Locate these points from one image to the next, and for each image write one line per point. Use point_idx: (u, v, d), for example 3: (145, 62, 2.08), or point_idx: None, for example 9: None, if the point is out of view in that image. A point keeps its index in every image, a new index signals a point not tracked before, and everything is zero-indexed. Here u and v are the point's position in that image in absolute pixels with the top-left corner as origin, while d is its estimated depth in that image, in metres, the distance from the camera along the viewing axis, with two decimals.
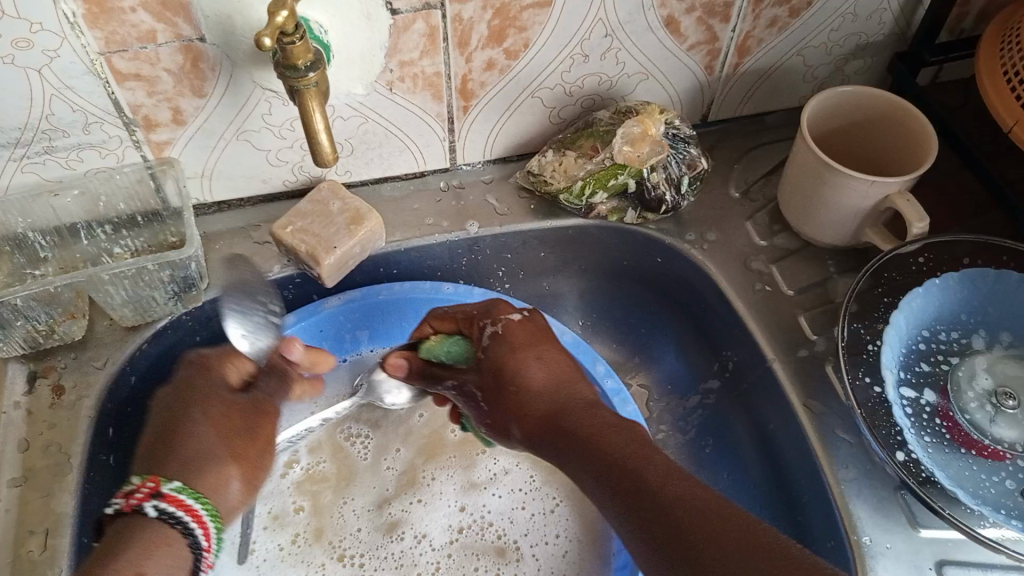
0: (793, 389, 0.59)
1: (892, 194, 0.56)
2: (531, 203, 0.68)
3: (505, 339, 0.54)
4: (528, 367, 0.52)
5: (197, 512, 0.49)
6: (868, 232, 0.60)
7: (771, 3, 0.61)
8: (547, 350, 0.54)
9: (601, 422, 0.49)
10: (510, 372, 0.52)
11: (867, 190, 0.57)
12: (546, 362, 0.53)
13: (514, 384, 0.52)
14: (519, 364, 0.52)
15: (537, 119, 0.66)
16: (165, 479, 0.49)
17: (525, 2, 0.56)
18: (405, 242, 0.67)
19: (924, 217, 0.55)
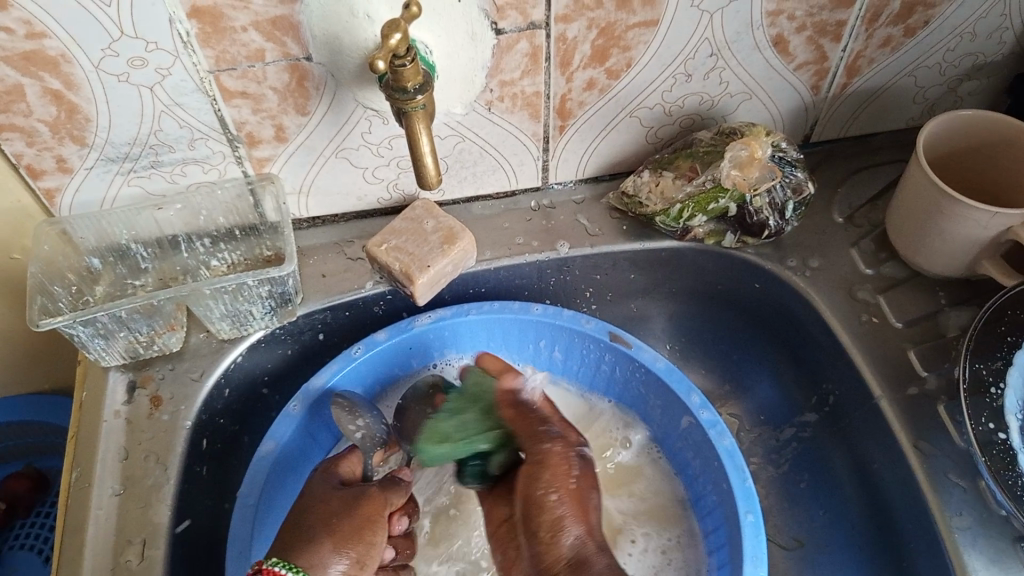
0: (902, 428, 0.56)
1: (1015, 226, 0.53)
2: (623, 223, 0.67)
3: (536, 479, 0.53)
4: (564, 519, 0.50)
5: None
6: (986, 264, 0.57)
7: (887, 22, 0.59)
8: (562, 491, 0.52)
9: None
10: (545, 521, 0.51)
11: (988, 221, 0.54)
12: (568, 507, 0.51)
13: (532, 512, 0.52)
14: (559, 510, 0.51)
15: (634, 138, 0.65)
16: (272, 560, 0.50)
17: (632, 21, 0.55)
18: (496, 262, 0.66)
19: None
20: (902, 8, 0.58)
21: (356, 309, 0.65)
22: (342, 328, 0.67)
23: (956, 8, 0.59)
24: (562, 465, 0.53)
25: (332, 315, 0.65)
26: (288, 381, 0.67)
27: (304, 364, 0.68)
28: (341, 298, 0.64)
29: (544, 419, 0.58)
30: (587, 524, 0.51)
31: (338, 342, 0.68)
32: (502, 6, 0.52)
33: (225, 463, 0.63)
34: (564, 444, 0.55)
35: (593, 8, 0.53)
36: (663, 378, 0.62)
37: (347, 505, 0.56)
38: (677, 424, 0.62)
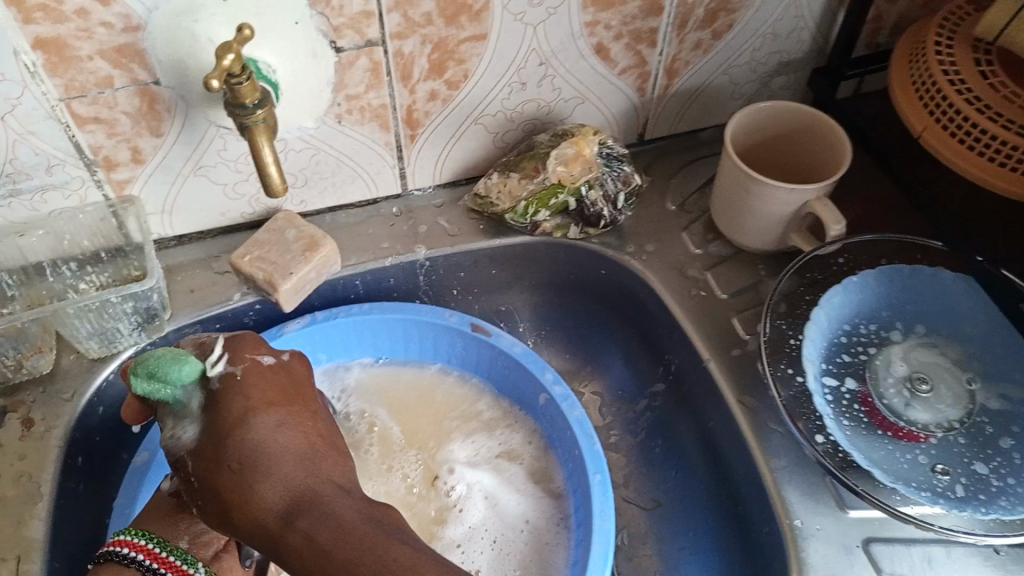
0: (728, 386, 0.63)
1: (811, 200, 0.61)
2: (480, 223, 0.72)
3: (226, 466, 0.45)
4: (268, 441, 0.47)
5: (153, 550, 0.51)
6: (793, 237, 0.64)
7: (695, 28, 0.66)
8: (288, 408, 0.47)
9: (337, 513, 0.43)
10: (237, 477, 0.45)
11: (788, 198, 0.61)
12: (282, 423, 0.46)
13: (234, 467, 0.45)
14: (271, 452, 0.45)
15: (482, 144, 0.70)
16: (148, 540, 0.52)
17: (462, 36, 0.60)
18: (361, 266, 0.70)
19: (840, 221, 0.59)
20: (706, 15, 0.65)
21: (227, 321, 0.68)
22: None
23: (753, 12, 0.67)
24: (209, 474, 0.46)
25: (204, 329, 0.68)
26: None
27: None
28: (211, 311, 0.67)
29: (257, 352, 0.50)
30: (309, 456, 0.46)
31: None
32: (338, 26, 0.56)
33: (104, 479, 0.64)
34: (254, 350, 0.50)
35: (424, 25, 0.59)
36: (521, 360, 0.67)
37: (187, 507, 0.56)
38: (540, 403, 0.67)
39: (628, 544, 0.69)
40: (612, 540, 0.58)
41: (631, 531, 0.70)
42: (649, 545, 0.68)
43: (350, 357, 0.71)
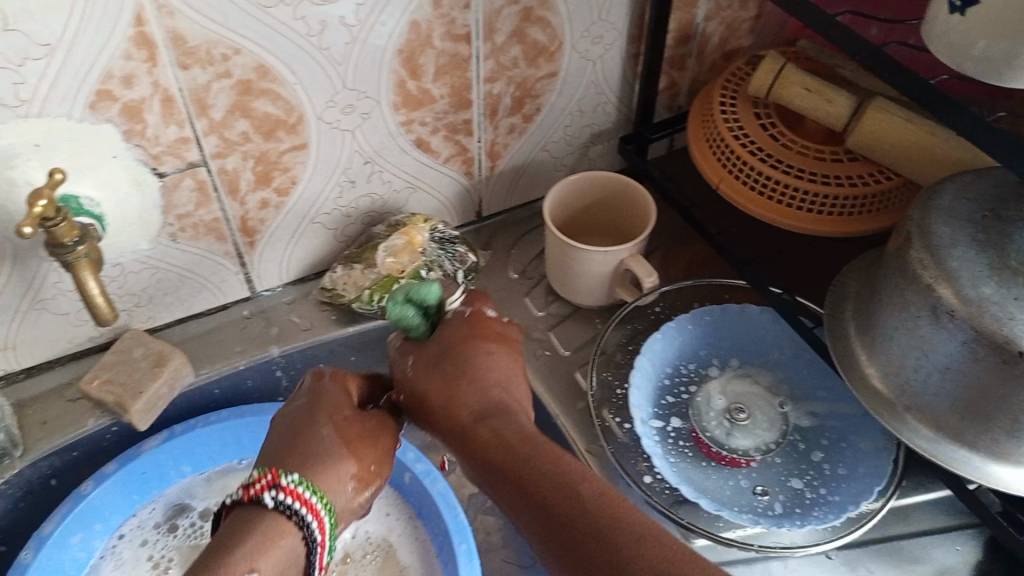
0: (576, 439, 0.67)
1: (626, 258, 0.67)
2: (332, 313, 0.75)
3: (432, 372, 0.55)
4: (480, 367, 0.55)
5: (318, 506, 0.51)
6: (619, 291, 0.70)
7: (505, 114, 0.74)
8: (494, 350, 0.57)
9: (513, 433, 0.52)
10: (468, 384, 0.55)
11: (606, 259, 0.67)
12: (442, 377, 0.55)
13: (447, 367, 0.55)
14: (481, 376, 0.55)
15: (324, 241, 0.74)
16: (284, 471, 0.51)
17: (282, 147, 0.65)
18: (217, 372, 0.72)
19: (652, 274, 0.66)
20: (512, 101, 0.73)
21: (84, 447, 0.69)
22: (74, 469, 0.69)
23: (557, 95, 0.75)
24: (414, 395, 0.56)
25: (59, 459, 0.68)
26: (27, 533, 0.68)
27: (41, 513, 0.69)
28: (65, 441, 0.67)
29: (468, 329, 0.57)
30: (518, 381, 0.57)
31: (72, 483, 0.70)
32: (158, 154, 0.60)
33: None
34: (481, 301, 0.61)
35: (243, 143, 0.63)
36: None
37: (347, 426, 0.55)
38: (403, 481, 0.69)
39: None
40: None
41: None
42: None
43: (210, 465, 0.72)
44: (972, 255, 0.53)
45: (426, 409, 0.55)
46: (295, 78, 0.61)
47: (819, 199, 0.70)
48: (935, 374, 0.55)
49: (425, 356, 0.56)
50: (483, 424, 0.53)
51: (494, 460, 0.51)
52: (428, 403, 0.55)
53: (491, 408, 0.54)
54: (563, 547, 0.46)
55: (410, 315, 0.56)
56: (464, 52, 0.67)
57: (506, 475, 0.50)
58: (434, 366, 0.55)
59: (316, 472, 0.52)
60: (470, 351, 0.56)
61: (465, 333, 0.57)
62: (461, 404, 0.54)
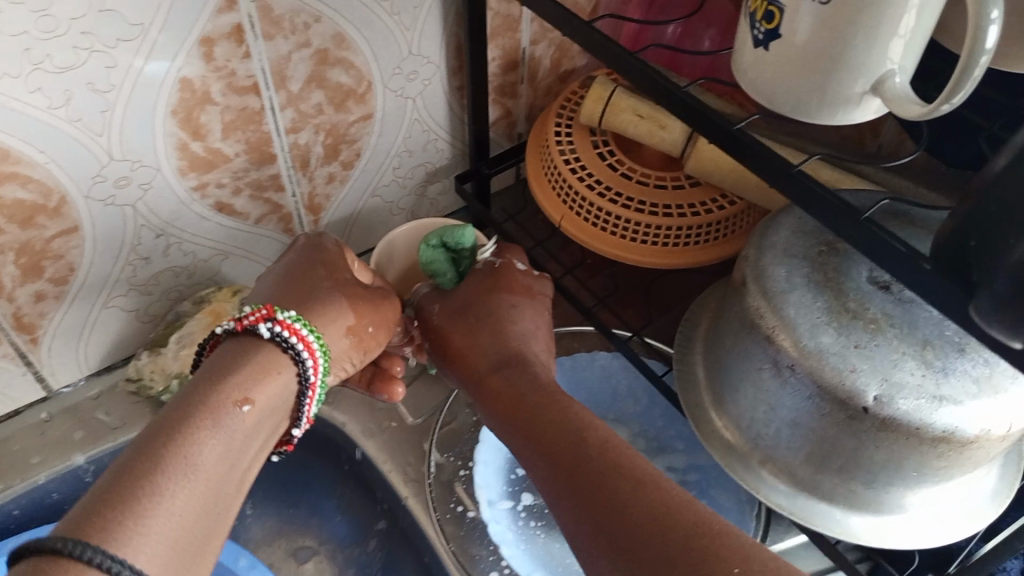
0: (428, 520, 0.61)
1: None
2: (146, 404, 0.67)
3: (448, 322, 0.57)
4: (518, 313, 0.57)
5: (311, 343, 0.51)
6: None
7: (319, 164, 0.66)
8: (521, 303, 0.58)
9: (531, 379, 0.52)
10: (466, 325, 0.56)
11: None
12: (527, 317, 0.57)
13: (471, 319, 0.56)
14: (502, 318, 0.56)
15: (124, 323, 0.65)
16: (279, 310, 0.52)
17: (47, 234, 0.56)
18: (10, 491, 0.62)
19: None
20: (326, 149, 0.65)
21: None
22: None
23: (377, 138, 0.68)
24: (435, 328, 0.58)
25: None
26: None
27: None
28: None
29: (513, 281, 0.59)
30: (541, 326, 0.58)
31: None
32: None
33: None
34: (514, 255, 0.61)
35: None
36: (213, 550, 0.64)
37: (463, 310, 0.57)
38: None
39: None
40: None
41: None
42: None
43: None
44: (810, 299, 0.49)
45: (451, 352, 0.57)
46: (44, 157, 0.52)
47: (658, 229, 0.65)
48: (785, 428, 0.51)
49: (449, 300, 0.59)
50: (508, 369, 0.53)
51: (507, 405, 0.51)
52: (455, 347, 0.56)
53: (513, 355, 0.54)
54: (547, 458, 0.46)
55: (442, 264, 0.59)
56: (254, 104, 0.59)
57: (506, 412, 0.51)
58: (450, 318, 0.57)
59: (326, 315, 0.54)
60: (492, 300, 0.57)
61: (505, 288, 0.58)
62: (478, 340, 0.55)
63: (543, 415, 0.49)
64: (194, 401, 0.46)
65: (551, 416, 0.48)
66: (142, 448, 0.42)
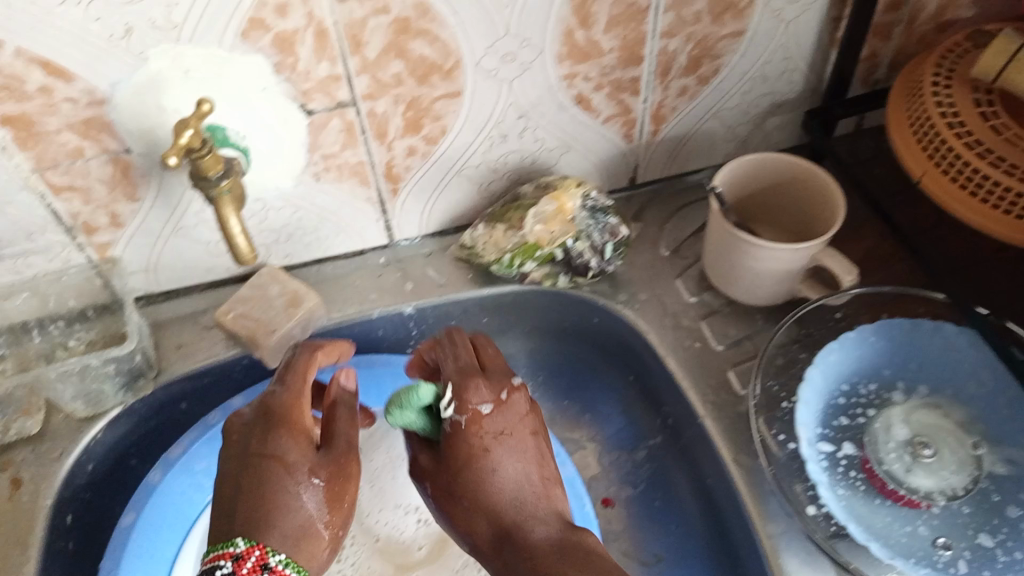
0: (723, 444, 0.63)
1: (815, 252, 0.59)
2: (469, 273, 0.72)
3: (460, 468, 0.54)
4: (505, 461, 0.54)
5: None
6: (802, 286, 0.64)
7: (679, 75, 0.64)
8: (520, 438, 0.55)
9: (545, 539, 0.51)
10: (492, 484, 0.53)
11: (792, 254, 0.59)
12: (516, 455, 0.54)
13: (461, 459, 0.54)
14: (500, 461, 0.54)
15: (467, 194, 0.69)
16: (271, 548, 0.50)
17: (435, 94, 0.60)
18: (349, 318, 0.70)
19: (853, 271, 0.60)
20: (689, 61, 0.63)
21: (213, 374, 0.69)
22: (204, 397, 0.70)
23: (739, 57, 0.65)
24: (479, 423, 0.55)
25: (191, 384, 0.68)
26: (153, 452, 0.70)
27: (167, 435, 0.70)
28: (197, 367, 0.67)
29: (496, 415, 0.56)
30: (540, 468, 0.55)
31: (199, 410, 0.71)
32: (308, 90, 0.56)
33: (95, 534, 0.66)
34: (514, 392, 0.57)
35: (395, 85, 0.58)
36: None
37: (463, 464, 0.54)
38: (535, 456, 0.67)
39: None
40: None
41: None
42: None
43: None
44: None
45: (459, 479, 0.54)
46: (455, 18, 0.55)
47: None
48: None
49: (445, 455, 0.55)
50: (511, 540, 0.52)
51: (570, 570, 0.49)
52: (465, 473, 0.54)
53: (505, 531, 0.52)
54: None
55: (415, 419, 0.55)
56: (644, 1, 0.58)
57: (576, 559, 0.50)
58: (457, 457, 0.54)
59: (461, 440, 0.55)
60: (462, 442, 0.55)
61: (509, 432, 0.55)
62: (485, 492, 0.53)
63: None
64: (266, 491, 0.52)
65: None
66: (239, 538, 0.50)
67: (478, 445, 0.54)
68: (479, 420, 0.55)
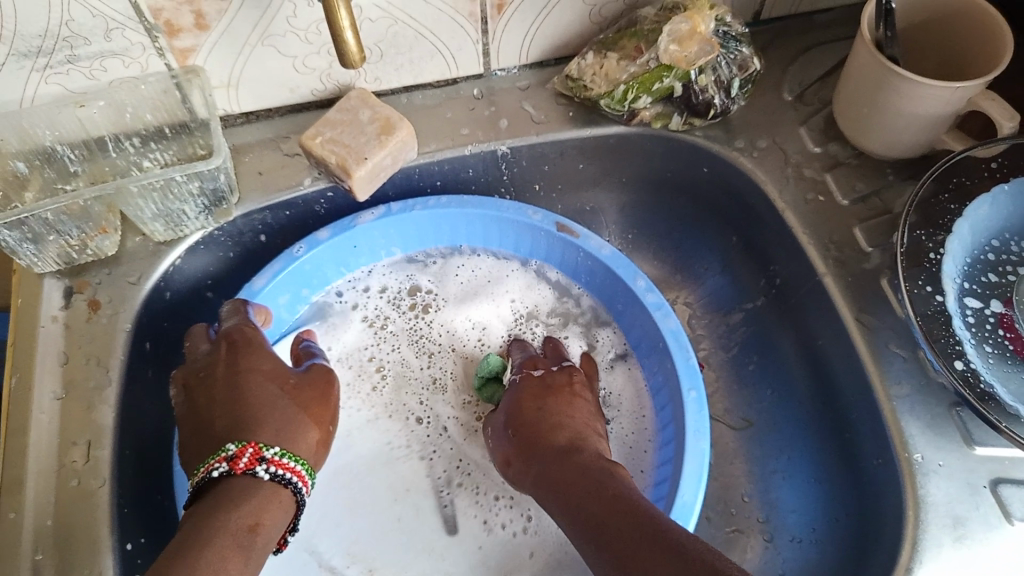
0: (845, 304, 0.56)
1: (975, 98, 0.52)
2: (569, 109, 0.65)
3: (531, 398, 0.60)
4: (573, 413, 0.59)
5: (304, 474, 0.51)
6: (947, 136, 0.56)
7: None
8: (578, 403, 0.60)
9: (594, 483, 0.50)
10: (548, 424, 0.58)
11: (948, 98, 0.52)
12: (579, 413, 0.59)
13: (542, 426, 0.58)
14: (571, 420, 0.58)
15: (576, 17, 0.61)
16: (265, 444, 0.50)
17: None
18: (439, 154, 0.64)
19: (1015, 118, 0.51)
20: None
21: (296, 208, 0.65)
22: (282, 229, 0.66)
23: None
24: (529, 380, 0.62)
25: (272, 216, 0.64)
26: (232, 283, 0.67)
27: (246, 266, 0.67)
28: (279, 198, 0.63)
29: (562, 392, 0.61)
30: (597, 424, 0.59)
31: (279, 243, 0.67)
32: None
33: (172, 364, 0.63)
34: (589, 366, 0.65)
35: None
36: (608, 264, 0.63)
37: (539, 392, 0.61)
38: (637, 314, 0.64)
39: (716, 463, 0.65)
40: (704, 461, 0.55)
41: (719, 450, 0.66)
42: (738, 466, 0.65)
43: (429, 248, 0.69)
44: None
45: (522, 417, 0.59)
46: None
47: None
48: None
49: (511, 404, 0.61)
50: (577, 479, 0.52)
51: (589, 523, 0.48)
52: (529, 427, 0.58)
53: (574, 447, 0.55)
54: (612, 533, 0.45)
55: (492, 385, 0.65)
56: None
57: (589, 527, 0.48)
58: (529, 399, 0.60)
59: (559, 404, 0.59)
60: (550, 405, 0.59)
61: (567, 387, 0.61)
62: (555, 436, 0.57)
63: (624, 508, 0.47)
64: (210, 522, 0.45)
65: (622, 512, 0.47)
66: (230, 442, 0.49)
67: (545, 386, 0.61)
68: (550, 374, 0.62)
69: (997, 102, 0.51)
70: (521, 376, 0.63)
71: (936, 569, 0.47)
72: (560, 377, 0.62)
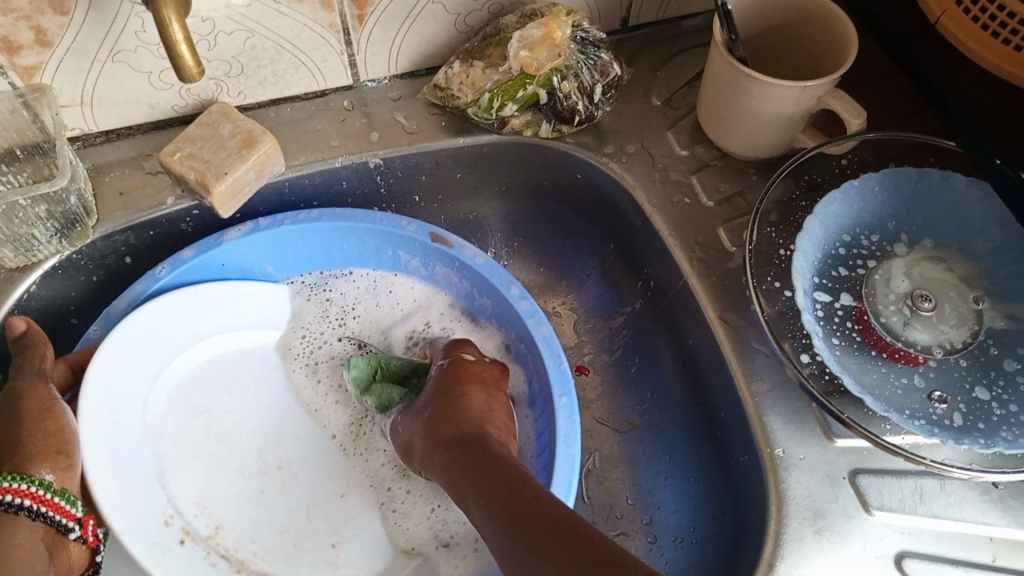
0: (709, 303, 0.57)
1: (824, 96, 0.53)
2: (441, 119, 0.65)
3: (458, 386, 0.61)
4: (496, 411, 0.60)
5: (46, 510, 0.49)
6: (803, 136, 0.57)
7: None
8: (500, 402, 0.61)
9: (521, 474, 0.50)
10: (474, 415, 0.58)
11: (800, 98, 0.53)
12: (498, 411, 0.60)
13: (467, 414, 0.58)
14: (494, 417, 0.59)
15: (442, 28, 0.61)
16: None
17: None
18: (309, 167, 0.63)
19: (861, 115, 0.53)
20: None
21: (162, 228, 0.63)
22: (149, 249, 0.64)
23: None
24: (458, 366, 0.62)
25: (135, 236, 0.62)
26: (98, 308, 0.65)
27: (114, 290, 0.65)
28: (142, 218, 0.61)
29: (488, 388, 0.61)
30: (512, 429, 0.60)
31: (146, 264, 0.65)
32: None
33: None
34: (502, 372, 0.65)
35: None
36: (484, 273, 0.63)
37: (468, 379, 0.61)
38: (510, 317, 0.63)
39: (600, 467, 0.66)
40: (576, 467, 0.55)
41: (605, 453, 0.66)
42: (621, 470, 0.65)
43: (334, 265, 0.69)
44: None
45: (450, 403, 0.59)
46: None
47: None
48: None
49: (435, 393, 0.61)
50: (502, 465, 0.52)
51: (517, 499, 0.47)
52: (456, 412, 0.59)
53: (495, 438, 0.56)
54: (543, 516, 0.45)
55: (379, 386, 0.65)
56: None
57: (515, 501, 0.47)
58: (458, 386, 0.61)
59: (484, 396, 0.60)
60: (476, 397, 0.60)
61: (495, 386, 0.62)
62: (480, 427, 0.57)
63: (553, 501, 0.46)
64: None
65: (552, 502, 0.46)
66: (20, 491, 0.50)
67: (474, 378, 0.62)
68: (480, 366, 0.63)
69: (844, 101, 0.53)
70: (450, 362, 0.63)
71: (796, 562, 0.48)
72: (489, 371, 0.63)
